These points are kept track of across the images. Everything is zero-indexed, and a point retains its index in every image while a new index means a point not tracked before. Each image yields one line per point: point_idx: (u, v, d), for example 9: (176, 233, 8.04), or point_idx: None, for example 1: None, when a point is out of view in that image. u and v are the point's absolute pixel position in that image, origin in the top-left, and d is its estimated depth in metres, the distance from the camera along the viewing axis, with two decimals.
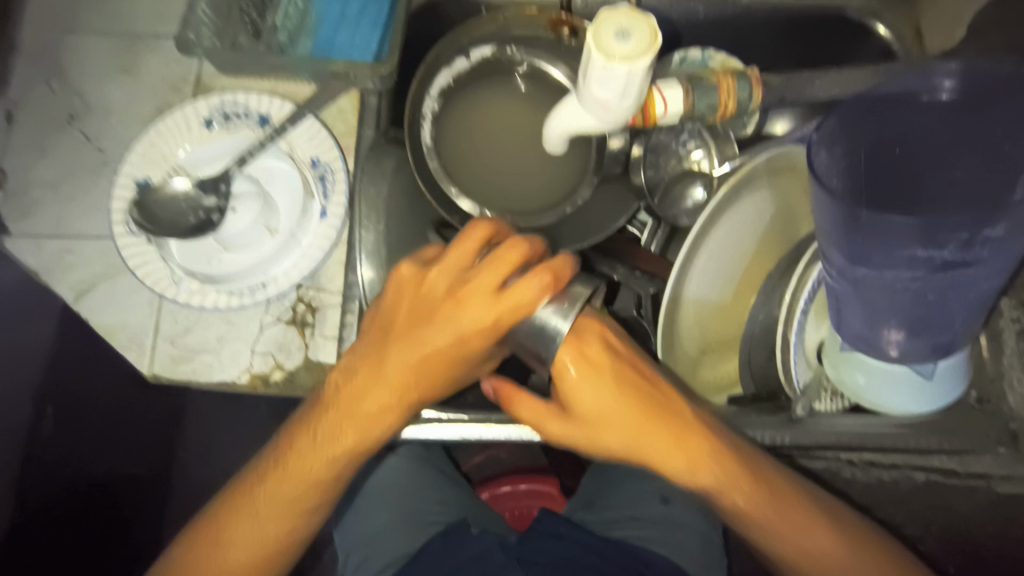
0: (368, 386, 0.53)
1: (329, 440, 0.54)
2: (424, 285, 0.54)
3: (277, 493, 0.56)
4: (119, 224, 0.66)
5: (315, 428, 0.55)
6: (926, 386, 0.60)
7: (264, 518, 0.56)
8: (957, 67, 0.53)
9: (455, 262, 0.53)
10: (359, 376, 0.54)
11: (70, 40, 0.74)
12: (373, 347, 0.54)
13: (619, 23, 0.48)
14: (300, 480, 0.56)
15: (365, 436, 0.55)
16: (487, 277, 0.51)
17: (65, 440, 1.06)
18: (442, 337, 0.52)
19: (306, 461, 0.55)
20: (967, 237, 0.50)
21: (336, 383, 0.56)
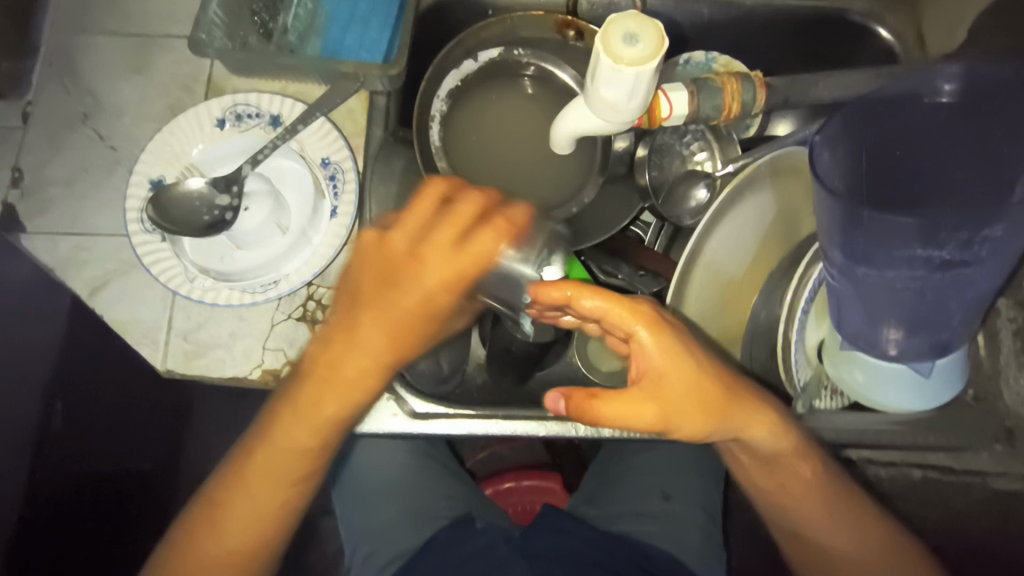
0: (344, 350, 0.53)
1: (321, 401, 0.55)
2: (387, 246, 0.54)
3: (271, 458, 0.57)
4: (134, 221, 0.67)
5: (298, 397, 0.55)
6: (924, 384, 0.62)
7: (260, 489, 0.58)
8: (958, 69, 0.55)
9: (413, 222, 0.54)
10: (332, 339, 0.54)
11: (83, 40, 0.75)
12: (344, 311, 0.54)
13: (626, 26, 0.49)
14: (291, 450, 0.57)
15: (354, 398, 0.55)
16: (444, 231, 0.54)
17: (76, 433, 1.09)
18: (410, 295, 0.53)
19: (296, 426, 0.56)
20: (967, 237, 0.51)
21: (317, 350, 0.55)
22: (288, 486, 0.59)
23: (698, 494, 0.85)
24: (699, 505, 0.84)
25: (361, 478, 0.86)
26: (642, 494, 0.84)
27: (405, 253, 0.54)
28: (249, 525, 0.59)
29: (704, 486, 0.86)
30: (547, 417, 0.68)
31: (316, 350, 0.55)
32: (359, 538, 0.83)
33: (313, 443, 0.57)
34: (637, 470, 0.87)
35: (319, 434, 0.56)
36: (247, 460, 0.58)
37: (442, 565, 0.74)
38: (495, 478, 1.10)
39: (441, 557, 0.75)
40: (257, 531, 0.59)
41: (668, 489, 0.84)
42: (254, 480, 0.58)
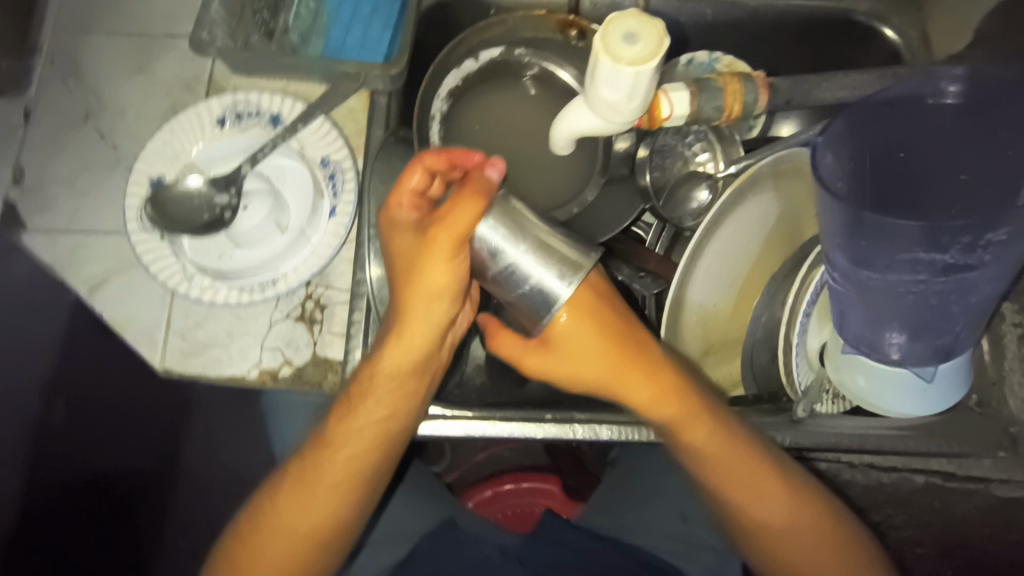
0: (411, 316, 0.55)
1: (383, 368, 0.57)
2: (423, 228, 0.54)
3: (327, 472, 0.59)
4: (132, 220, 0.67)
5: (378, 364, 0.57)
6: (928, 390, 0.61)
7: (313, 503, 0.59)
8: (962, 72, 0.53)
9: (413, 200, 0.57)
10: (412, 313, 0.55)
11: (86, 39, 0.75)
12: (406, 287, 0.55)
13: (627, 26, 0.48)
14: (319, 481, 0.59)
15: (421, 369, 0.58)
16: (464, 205, 0.51)
17: (74, 432, 1.06)
18: (439, 272, 0.53)
19: (378, 398, 0.58)
20: (970, 241, 0.49)
21: (411, 318, 0.55)
22: (375, 463, 0.60)
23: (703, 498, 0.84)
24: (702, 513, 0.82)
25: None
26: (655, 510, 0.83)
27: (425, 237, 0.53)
28: (324, 506, 0.59)
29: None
30: (544, 419, 0.67)
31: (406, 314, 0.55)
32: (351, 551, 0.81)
33: (391, 411, 0.59)
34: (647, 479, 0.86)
35: (395, 405, 0.59)
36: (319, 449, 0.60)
37: (440, 568, 0.74)
38: (495, 480, 1.10)
39: (436, 563, 0.75)
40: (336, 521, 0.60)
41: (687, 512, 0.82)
42: (332, 458, 0.59)
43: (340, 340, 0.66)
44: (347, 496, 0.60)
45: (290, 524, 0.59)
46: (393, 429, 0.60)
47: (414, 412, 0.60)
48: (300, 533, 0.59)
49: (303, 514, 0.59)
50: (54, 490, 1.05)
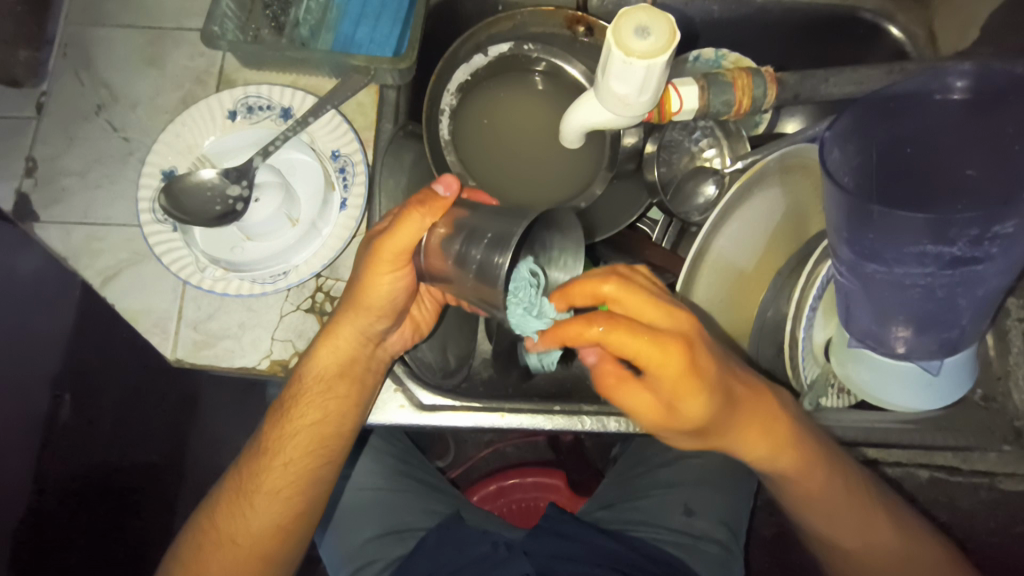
0: (345, 326, 0.62)
1: (315, 373, 0.63)
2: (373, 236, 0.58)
3: (268, 472, 0.63)
4: (146, 212, 0.67)
5: (313, 369, 0.63)
6: (934, 382, 0.62)
7: (260, 501, 0.62)
8: (970, 68, 0.53)
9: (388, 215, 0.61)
10: (338, 322, 0.62)
11: (97, 32, 0.76)
12: (345, 300, 0.62)
13: (638, 20, 0.48)
14: (280, 475, 0.63)
15: (354, 373, 0.64)
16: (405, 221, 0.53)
17: (79, 426, 1.12)
18: (381, 287, 0.59)
19: (310, 400, 0.63)
20: (977, 233, 0.49)
21: (337, 329, 0.62)
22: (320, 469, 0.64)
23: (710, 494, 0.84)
24: (707, 507, 0.83)
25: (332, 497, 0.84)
26: (663, 508, 0.83)
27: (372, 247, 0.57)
28: (271, 510, 0.62)
29: (722, 499, 0.84)
30: (553, 411, 0.68)
31: (337, 322, 0.62)
32: (357, 546, 0.81)
33: (326, 420, 0.63)
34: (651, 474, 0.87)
35: (327, 407, 0.63)
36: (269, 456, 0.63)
37: (447, 563, 0.75)
38: (499, 474, 1.10)
39: (441, 557, 0.76)
40: (285, 520, 0.63)
41: (691, 504, 0.83)
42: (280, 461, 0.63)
43: None
44: (295, 499, 0.63)
45: (234, 530, 0.62)
46: (337, 433, 0.64)
47: (354, 420, 0.65)
48: (257, 534, 0.62)
49: (255, 517, 0.62)
50: (66, 479, 1.12)
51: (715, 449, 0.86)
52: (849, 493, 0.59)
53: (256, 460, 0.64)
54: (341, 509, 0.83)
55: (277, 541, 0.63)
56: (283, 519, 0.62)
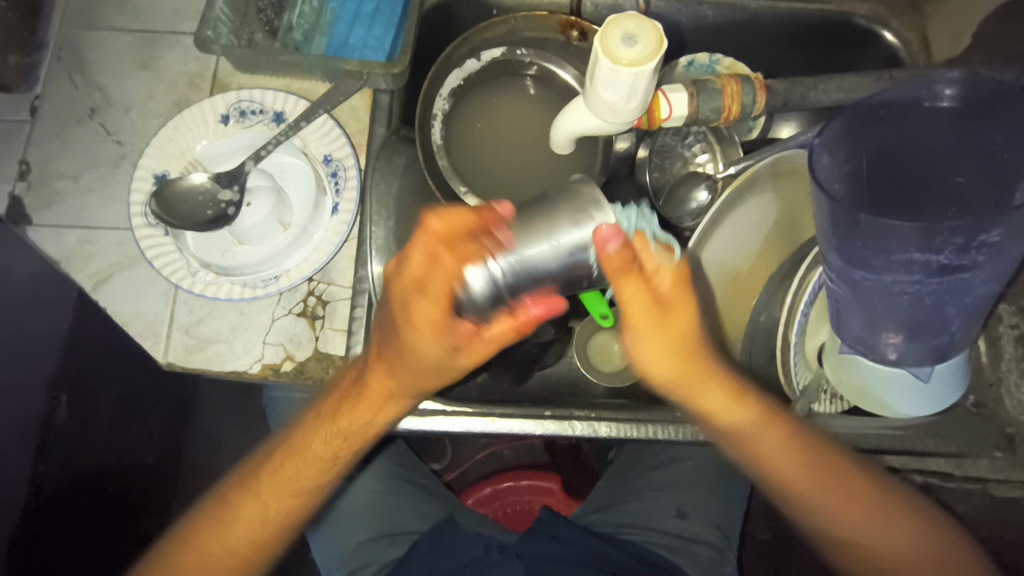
0: (395, 376, 0.55)
1: (349, 420, 0.58)
2: (399, 274, 0.48)
3: (268, 488, 0.60)
4: (137, 216, 0.67)
5: (340, 410, 0.58)
6: (924, 389, 0.62)
7: (251, 509, 0.60)
8: (959, 76, 0.53)
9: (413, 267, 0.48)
10: (380, 368, 0.55)
11: (91, 36, 0.76)
12: (385, 347, 0.54)
13: (626, 28, 0.49)
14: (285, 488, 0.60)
15: (386, 410, 0.58)
16: (443, 246, 0.47)
17: (75, 429, 1.13)
18: (497, 326, 0.50)
19: (314, 449, 0.59)
20: (963, 242, 0.49)
21: (374, 376, 0.56)
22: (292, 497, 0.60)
23: (703, 498, 0.84)
24: (700, 511, 0.83)
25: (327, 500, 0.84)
26: (655, 511, 0.83)
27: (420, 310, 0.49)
28: (243, 535, 0.60)
29: (714, 502, 0.84)
30: (544, 416, 0.68)
31: (370, 369, 0.56)
32: (352, 548, 0.81)
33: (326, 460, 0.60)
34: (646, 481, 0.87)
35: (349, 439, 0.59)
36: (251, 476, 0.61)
37: (439, 566, 0.75)
38: (494, 478, 1.10)
39: (433, 561, 0.76)
40: (258, 545, 0.61)
41: (683, 507, 0.83)
42: (265, 497, 0.60)
43: (342, 337, 0.66)
44: (266, 528, 0.60)
45: (207, 543, 0.60)
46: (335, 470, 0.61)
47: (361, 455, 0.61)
48: (225, 552, 0.60)
49: (227, 536, 0.60)
50: (62, 481, 1.13)
51: (707, 452, 0.86)
52: (845, 487, 0.57)
53: (241, 478, 0.62)
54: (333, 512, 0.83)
55: (250, 567, 0.61)
56: (252, 543, 0.60)
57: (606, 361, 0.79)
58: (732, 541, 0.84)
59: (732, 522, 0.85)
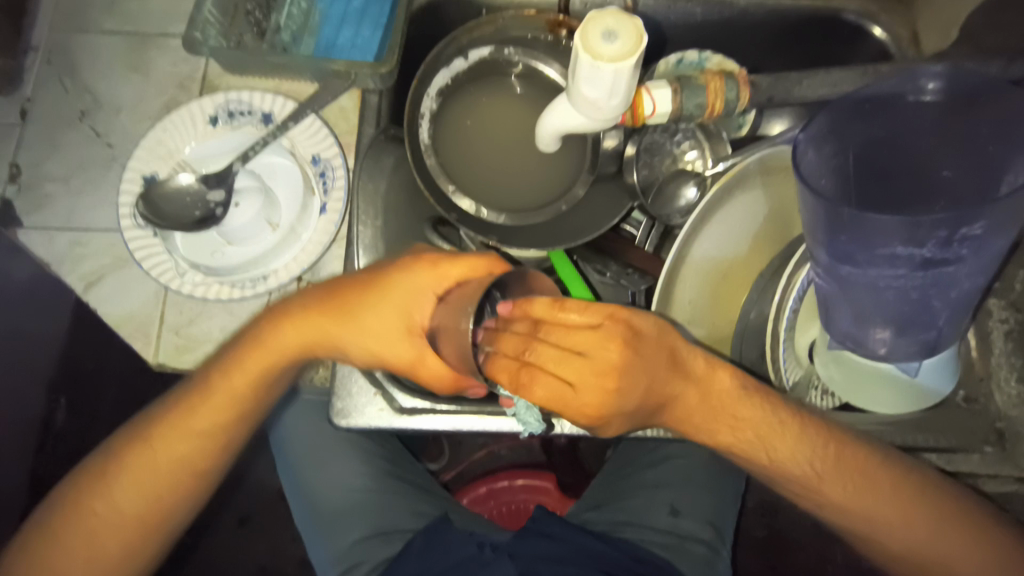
0: (346, 327, 0.57)
1: (273, 343, 0.60)
2: (385, 264, 0.57)
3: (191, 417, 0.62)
4: (126, 217, 0.68)
5: (286, 322, 0.60)
6: (909, 383, 0.63)
7: (183, 430, 0.62)
8: (942, 69, 0.53)
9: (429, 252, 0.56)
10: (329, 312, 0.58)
11: (81, 39, 0.77)
12: (332, 300, 0.58)
13: (605, 24, 0.49)
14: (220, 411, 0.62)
15: (340, 331, 0.58)
16: (454, 269, 0.54)
17: (75, 429, 1.15)
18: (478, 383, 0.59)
19: (241, 383, 0.61)
20: (946, 235, 0.49)
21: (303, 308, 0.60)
22: (217, 434, 0.63)
23: (698, 496, 0.84)
24: (695, 508, 0.83)
25: (324, 498, 0.84)
26: (648, 508, 0.83)
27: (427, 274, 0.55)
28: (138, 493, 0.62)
29: (708, 498, 0.84)
30: None
31: (303, 301, 0.60)
32: (346, 547, 0.81)
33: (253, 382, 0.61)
34: (642, 481, 0.86)
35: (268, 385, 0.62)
36: (138, 435, 0.63)
37: (431, 566, 0.75)
38: (489, 477, 1.10)
39: (426, 560, 0.76)
40: (170, 479, 0.63)
41: (676, 504, 0.83)
42: (171, 433, 0.62)
43: None
44: (184, 463, 0.62)
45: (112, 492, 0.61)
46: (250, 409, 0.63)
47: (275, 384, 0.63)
48: (143, 491, 0.62)
49: (148, 478, 0.62)
50: (60, 483, 1.14)
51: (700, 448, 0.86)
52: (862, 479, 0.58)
53: (138, 431, 0.63)
54: (330, 511, 0.84)
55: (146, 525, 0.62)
56: (161, 483, 0.62)
57: None
58: (725, 538, 0.84)
59: (726, 519, 0.85)
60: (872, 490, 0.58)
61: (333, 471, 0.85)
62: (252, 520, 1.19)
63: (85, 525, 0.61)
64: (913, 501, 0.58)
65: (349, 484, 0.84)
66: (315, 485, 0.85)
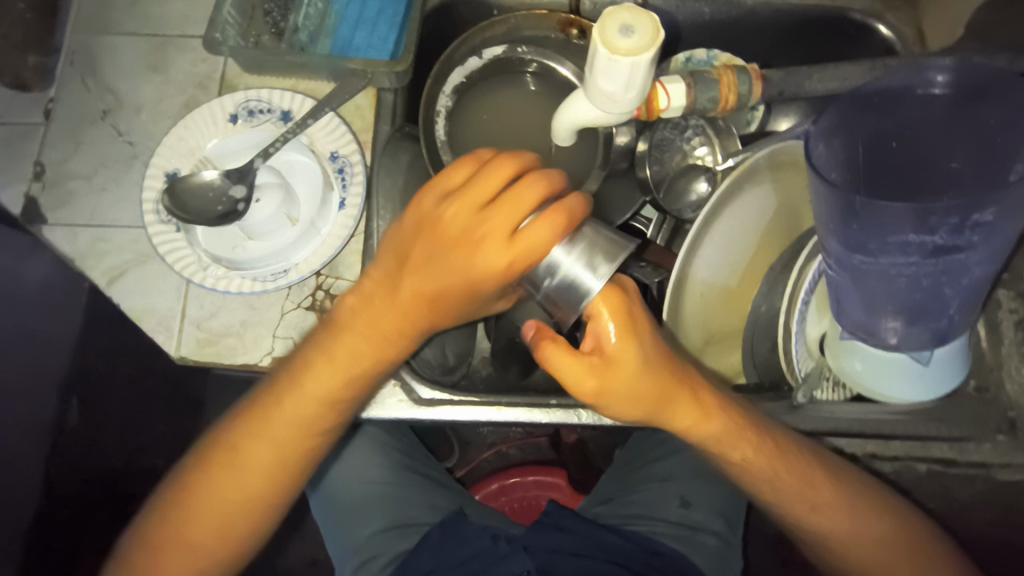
0: (399, 297, 0.53)
1: (307, 388, 0.58)
2: (441, 224, 0.51)
3: (278, 419, 0.59)
4: (149, 212, 0.69)
5: (332, 347, 0.57)
6: (923, 373, 0.62)
7: (270, 441, 0.60)
8: (951, 63, 0.54)
9: (478, 195, 0.50)
10: (375, 285, 0.55)
11: (102, 40, 0.78)
12: (393, 272, 0.54)
13: (622, 19, 0.50)
14: (289, 424, 0.59)
15: (391, 344, 0.56)
16: (474, 193, 0.51)
17: (89, 431, 1.17)
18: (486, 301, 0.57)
19: (309, 395, 0.58)
20: (957, 222, 0.50)
21: (351, 308, 0.56)
22: (302, 444, 0.60)
23: (710, 490, 0.85)
24: (710, 505, 0.84)
25: (342, 492, 0.85)
26: (659, 501, 0.84)
27: (481, 234, 0.50)
28: (211, 525, 0.61)
29: (717, 491, 0.85)
30: (550, 405, 0.69)
31: (345, 305, 0.56)
32: (363, 541, 0.81)
33: (329, 399, 0.58)
34: (654, 476, 0.87)
35: (356, 356, 0.57)
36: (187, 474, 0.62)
37: (443, 561, 0.75)
38: (500, 474, 1.11)
39: (440, 553, 0.76)
40: (250, 497, 0.61)
41: (687, 496, 0.84)
42: (224, 481, 0.61)
43: None
44: (276, 480, 0.61)
45: (235, 486, 0.60)
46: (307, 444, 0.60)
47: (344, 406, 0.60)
48: (231, 500, 0.61)
49: (238, 487, 0.61)
50: (74, 484, 1.16)
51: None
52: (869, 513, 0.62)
53: (192, 471, 0.62)
54: (346, 504, 0.84)
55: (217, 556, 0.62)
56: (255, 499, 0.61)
57: None
58: (735, 530, 0.85)
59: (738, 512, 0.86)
60: (825, 506, 0.61)
61: (352, 464, 0.86)
62: None
63: (186, 529, 0.61)
64: (861, 512, 0.62)
65: (364, 478, 0.85)
66: (336, 480, 0.85)
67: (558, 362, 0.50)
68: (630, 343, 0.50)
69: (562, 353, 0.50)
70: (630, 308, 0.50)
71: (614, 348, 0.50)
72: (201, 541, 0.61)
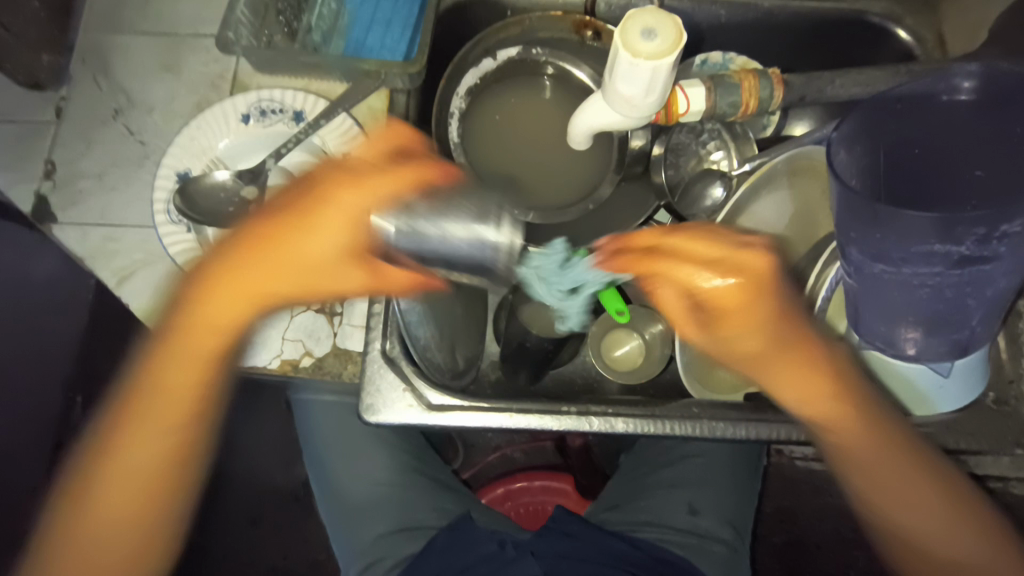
0: (299, 225, 0.54)
1: (214, 310, 0.58)
2: (344, 162, 0.55)
3: (189, 350, 0.59)
4: (160, 213, 0.69)
5: (240, 271, 0.56)
6: (942, 384, 0.63)
7: (177, 382, 0.59)
8: (977, 69, 0.53)
9: (373, 154, 0.57)
10: (293, 206, 0.55)
11: (115, 39, 0.78)
12: (300, 199, 0.55)
13: (644, 22, 0.49)
14: (195, 364, 0.59)
15: (275, 280, 0.56)
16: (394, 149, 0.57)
17: (93, 429, 1.16)
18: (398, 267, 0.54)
19: (187, 357, 0.59)
20: (984, 233, 0.49)
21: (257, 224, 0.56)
22: (198, 388, 0.60)
23: (721, 501, 0.83)
24: (720, 514, 0.83)
25: (352, 491, 0.85)
26: (667, 506, 0.83)
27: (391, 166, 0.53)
28: (135, 486, 0.60)
29: (729, 500, 0.84)
30: (562, 411, 0.68)
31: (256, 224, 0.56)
32: (371, 541, 0.81)
33: (212, 352, 0.59)
34: (665, 483, 0.85)
35: (264, 295, 0.57)
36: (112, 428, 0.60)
37: (449, 567, 0.74)
38: (506, 478, 1.11)
39: (447, 559, 0.75)
40: (171, 447, 0.61)
41: (694, 503, 0.83)
42: (138, 432, 0.59)
43: (359, 333, 0.70)
44: (174, 429, 0.60)
45: (125, 456, 0.60)
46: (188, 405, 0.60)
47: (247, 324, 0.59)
48: (132, 479, 0.60)
49: (133, 452, 0.60)
50: None
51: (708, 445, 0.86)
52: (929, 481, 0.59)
53: (111, 422, 0.60)
54: (355, 505, 0.84)
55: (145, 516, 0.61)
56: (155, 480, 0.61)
57: (620, 362, 0.80)
58: (744, 538, 0.84)
59: (747, 518, 0.85)
60: (890, 464, 0.58)
61: (363, 465, 0.86)
62: (264, 519, 1.18)
63: (95, 512, 0.60)
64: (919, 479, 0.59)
65: (373, 479, 0.85)
66: (346, 481, 0.85)
67: (665, 299, 0.58)
68: (765, 308, 0.56)
69: (670, 295, 0.57)
70: (709, 235, 0.56)
71: (746, 302, 0.55)
72: (119, 510, 0.60)
